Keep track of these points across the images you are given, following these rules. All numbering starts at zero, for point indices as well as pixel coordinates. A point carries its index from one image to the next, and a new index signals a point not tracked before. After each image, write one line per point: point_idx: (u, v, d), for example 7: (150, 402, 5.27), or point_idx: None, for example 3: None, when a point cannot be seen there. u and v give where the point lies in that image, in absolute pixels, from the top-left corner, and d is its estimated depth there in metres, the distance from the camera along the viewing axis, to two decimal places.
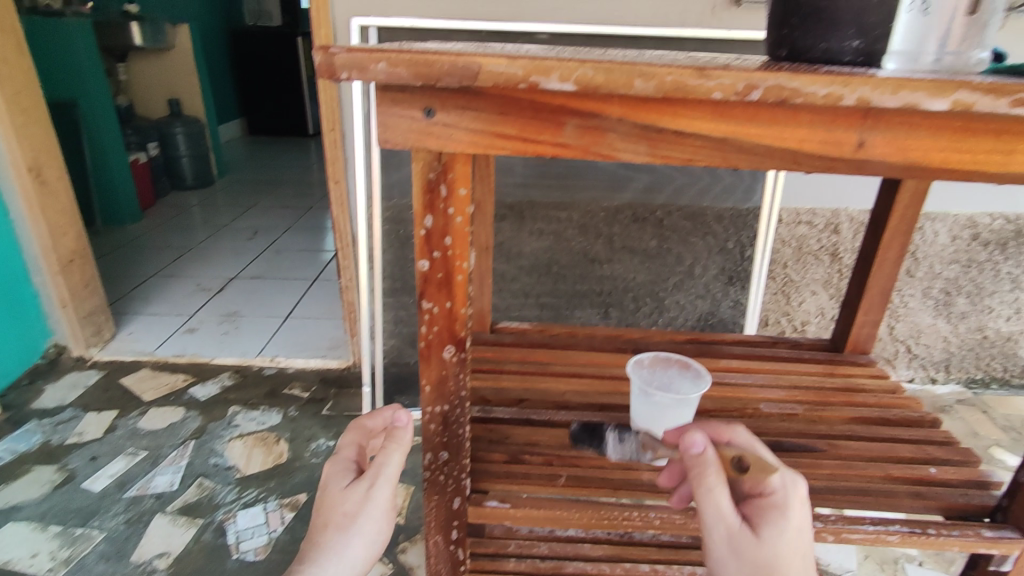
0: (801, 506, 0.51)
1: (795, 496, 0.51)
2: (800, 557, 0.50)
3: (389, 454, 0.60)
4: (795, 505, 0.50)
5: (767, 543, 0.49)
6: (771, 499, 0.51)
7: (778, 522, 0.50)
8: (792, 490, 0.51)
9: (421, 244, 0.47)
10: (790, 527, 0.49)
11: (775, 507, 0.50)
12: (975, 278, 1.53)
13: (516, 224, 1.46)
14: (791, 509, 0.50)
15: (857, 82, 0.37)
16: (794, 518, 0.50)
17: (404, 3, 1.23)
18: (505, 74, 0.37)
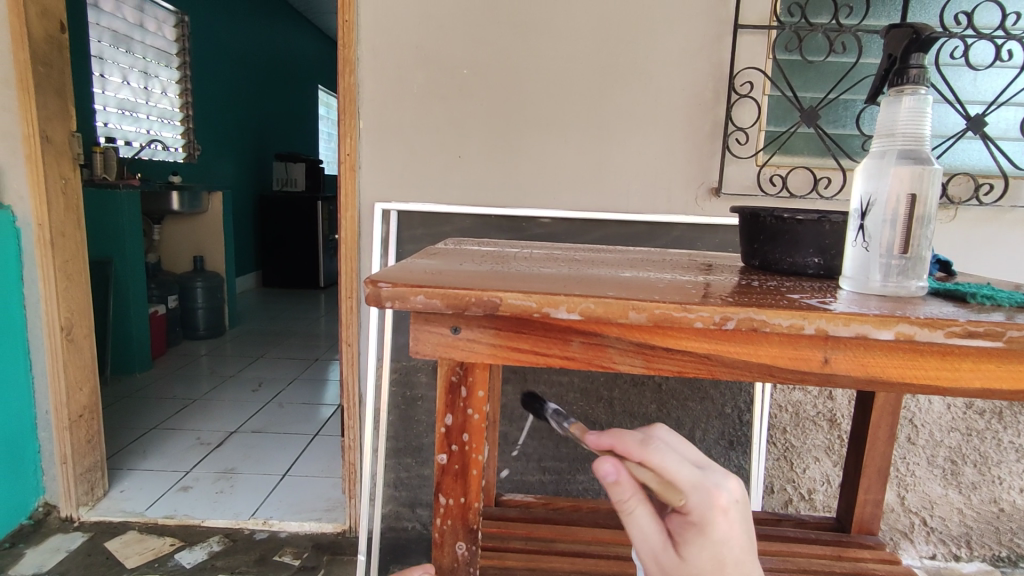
0: (730, 518, 0.43)
1: (717, 516, 0.43)
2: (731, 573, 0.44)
3: None
4: (718, 523, 0.43)
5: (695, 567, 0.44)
6: (691, 520, 0.44)
7: (702, 544, 0.44)
8: (713, 505, 0.43)
9: (440, 439, 0.52)
10: (712, 540, 0.43)
11: (694, 528, 0.44)
12: (978, 447, 1.54)
13: (519, 388, 1.51)
14: (714, 526, 0.43)
15: (813, 315, 0.44)
16: (720, 534, 0.43)
17: (421, 191, 1.40)
18: (523, 304, 0.44)
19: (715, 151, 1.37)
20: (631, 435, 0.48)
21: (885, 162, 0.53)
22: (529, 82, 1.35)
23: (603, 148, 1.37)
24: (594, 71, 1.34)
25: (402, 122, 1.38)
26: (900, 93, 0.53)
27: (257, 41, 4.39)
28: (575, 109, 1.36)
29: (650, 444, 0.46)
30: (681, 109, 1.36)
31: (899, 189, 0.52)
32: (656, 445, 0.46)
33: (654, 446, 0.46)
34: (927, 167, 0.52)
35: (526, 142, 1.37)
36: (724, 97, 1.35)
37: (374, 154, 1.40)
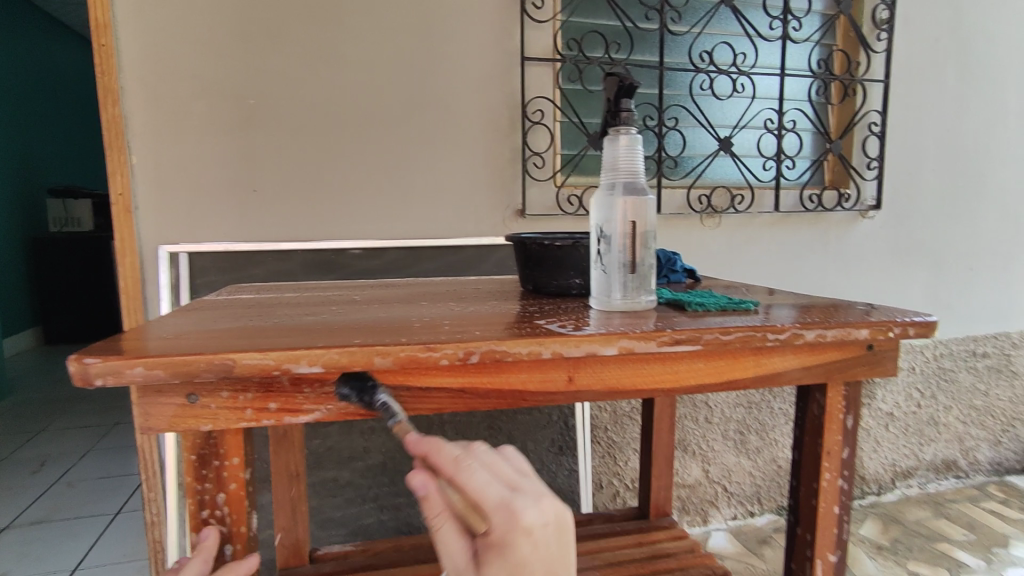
0: (532, 543, 0.39)
1: (514, 535, 0.39)
2: None
3: None
4: (516, 541, 0.39)
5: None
6: (492, 542, 0.40)
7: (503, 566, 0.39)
8: (513, 530, 0.39)
9: (194, 518, 0.47)
10: (510, 564, 0.39)
11: (494, 546, 0.40)
12: (757, 416, 1.81)
13: (346, 428, 1.44)
14: (515, 550, 0.39)
15: (548, 341, 0.48)
16: (523, 559, 0.39)
17: (215, 230, 1.28)
18: (259, 363, 0.42)
19: (515, 175, 1.45)
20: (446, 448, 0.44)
21: (612, 191, 0.60)
22: (327, 112, 1.31)
23: (409, 176, 1.38)
24: (394, 102, 1.34)
25: (186, 157, 1.25)
26: (618, 134, 0.60)
27: (8, 56, 3.71)
28: (377, 139, 1.34)
29: (457, 462, 0.42)
30: (479, 135, 1.41)
31: (623, 219, 0.59)
32: (465, 464, 0.42)
33: (464, 467, 0.42)
34: (642, 197, 0.60)
35: (329, 173, 1.32)
36: (518, 123, 1.44)
37: (152, 191, 1.24)
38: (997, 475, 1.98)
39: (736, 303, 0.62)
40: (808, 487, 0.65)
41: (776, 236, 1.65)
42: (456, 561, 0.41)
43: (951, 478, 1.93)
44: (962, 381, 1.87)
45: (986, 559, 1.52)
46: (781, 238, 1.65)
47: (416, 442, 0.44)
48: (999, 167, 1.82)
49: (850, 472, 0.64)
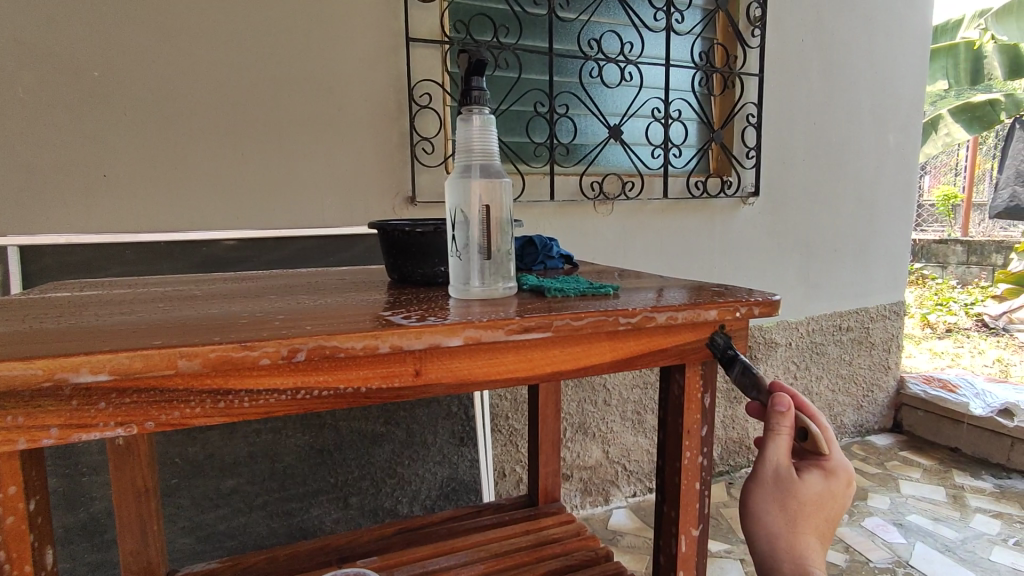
0: (845, 486, 0.54)
1: (843, 476, 0.54)
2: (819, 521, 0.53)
3: None
4: (840, 480, 0.53)
5: (809, 493, 0.52)
6: (824, 468, 0.54)
7: (824, 483, 0.53)
8: (843, 470, 0.54)
9: None
10: (825, 486, 0.53)
11: (824, 471, 0.54)
12: (652, 396, 1.88)
13: (226, 433, 1.33)
14: (836, 479, 0.54)
15: (385, 334, 0.44)
16: (832, 489, 0.53)
17: (54, 220, 1.13)
18: (22, 375, 0.35)
19: (404, 160, 1.39)
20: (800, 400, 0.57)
21: (466, 173, 0.57)
22: (188, 90, 1.18)
23: (287, 161, 1.28)
24: (265, 80, 1.24)
25: (11, 136, 1.08)
26: (470, 113, 0.57)
27: None
28: (248, 121, 1.24)
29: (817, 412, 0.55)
30: (363, 118, 1.34)
31: (476, 203, 0.57)
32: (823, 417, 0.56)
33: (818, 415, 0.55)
34: (498, 180, 0.57)
35: (193, 157, 1.21)
36: (405, 107, 1.38)
37: None
38: (860, 435, 2.19)
39: (596, 288, 0.62)
40: (672, 466, 0.66)
41: (665, 221, 1.71)
42: (781, 458, 0.52)
43: None
44: (831, 353, 2.04)
45: (849, 512, 1.68)
46: (670, 223, 1.71)
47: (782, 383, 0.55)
48: (859, 155, 1.99)
49: (709, 449, 0.66)
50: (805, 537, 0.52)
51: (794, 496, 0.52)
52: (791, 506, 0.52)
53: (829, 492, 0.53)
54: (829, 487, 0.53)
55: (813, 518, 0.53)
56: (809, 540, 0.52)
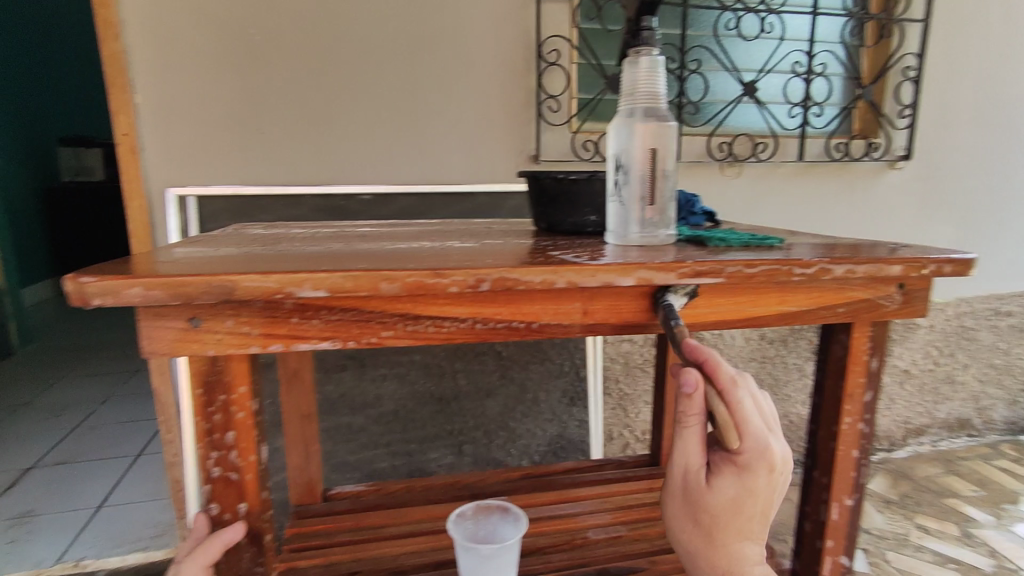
0: (771, 474, 0.45)
1: (762, 470, 0.45)
2: (741, 524, 0.47)
3: None
4: (757, 475, 0.45)
5: (718, 498, 0.46)
6: (739, 460, 0.45)
7: (734, 481, 0.46)
8: (765, 460, 0.44)
9: (203, 442, 0.48)
10: (744, 479, 0.45)
11: (735, 467, 0.46)
12: (771, 371, 1.80)
13: (358, 373, 1.43)
14: (754, 473, 0.45)
15: (563, 270, 0.46)
16: (755, 484, 0.45)
17: (223, 173, 1.26)
18: (260, 287, 0.41)
19: (529, 119, 1.39)
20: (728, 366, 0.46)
21: (632, 118, 0.56)
22: (334, 51, 1.26)
23: (421, 120, 1.33)
24: (403, 39, 1.29)
25: (189, 97, 1.21)
26: (638, 54, 0.56)
27: (23, 2, 3.68)
28: (387, 80, 1.30)
29: (736, 383, 0.45)
30: (492, 77, 1.35)
31: (641, 146, 0.56)
32: (741, 389, 0.45)
33: (741, 387, 0.45)
34: (665, 124, 0.56)
35: (338, 116, 1.29)
36: (533, 64, 1.37)
37: (158, 133, 1.22)
38: (1011, 433, 1.97)
39: (759, 240, 0.59)
40: (828, 430, 0.63)
41: (800, 185, 1.59)
42: (688, 456, 0.48)
43: (964, 436, 1.91)
44: (984, 340, 1.83)
45: (995, 514, 1.52)
46: (804, 187, 1.60)
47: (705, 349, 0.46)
48: None
49: (872, 416, 0.62)
50: (720, 542, 0.48)
51: (698, 500, 0.48)
52: (699, 512, 0.48)
53: (746, 494, 0.46)
54: (744, 485, 0.45)
55: (733, 523, 0.47)
56: (728, 544, 0.48)
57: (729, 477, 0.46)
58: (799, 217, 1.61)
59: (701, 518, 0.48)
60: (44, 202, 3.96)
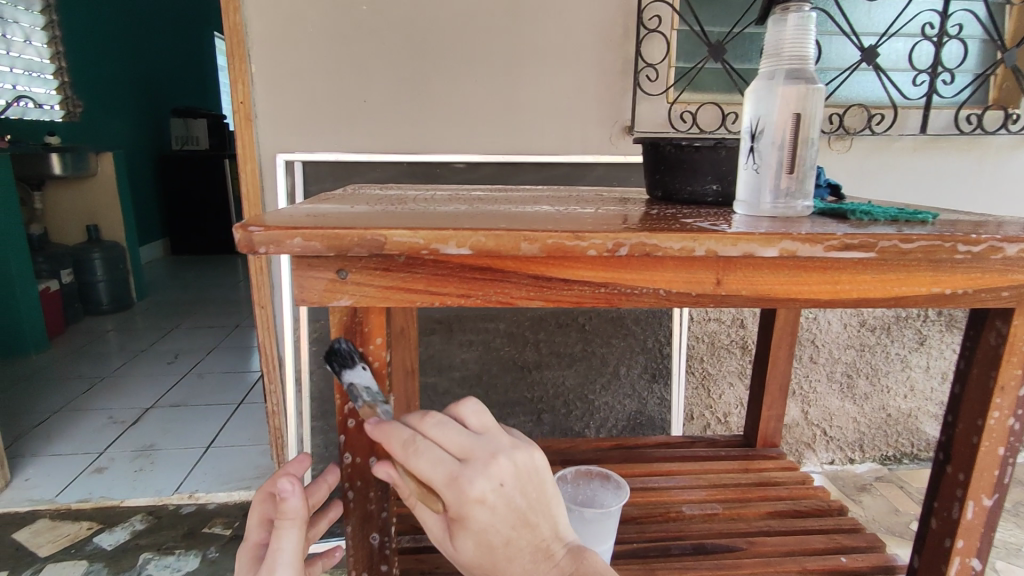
0: (486, 508, 0.41)
1: (469, 512, 0.41)
2: (506, 562, 0.43)
3: (280, 538, 0.52)
4: (471, 517, 0.41)
5: (465, 552, 0.44)
6: (453, 517, 0.42)
7: (463, 533, 0.43)
8: (465, 505, 0.41)
9: (341, 390, 0.50)
10: (473, 531, 0.42)
11: (455, 523, 0.43)
12: (870, 360, 1.69)
13: (446, 337, 1.45)
14: (470, 519, 0.42)
15: (703, 238, 0.45)
16: (484, 523, 0.42)
17: (328, 139, 1.30)
18: (409, 242, 0.42)
19: (627, 88, 1.34)
20: (398, 430, 0.44)
21: (774, 83, 0.54)
22: (434, 19, 1.26)
23: (518, 88, 1.32)
24: (502, 5, 1.27)
25: (299, 65, 1.26)
26: (787, 12, 0.54)
27: None
28: (485, 47, 1.29)
29: (409, 446, 0.43)
30: (591, 43, 1.31)
31: (784, 110, 0.53)
32: (413, 449, 0.42)
33: (415, 449, 0.43)
34: (811, 86, 0.53)
35: (436, 84, 1.30)
36: (634, 30, 1.32)
37: (270, 100, 1.27)
38: None
39: (909, 214, 0.54)
40: (970, 424, 0.60)
41: (918, 162, 1.46)
42: (430, 525, 0.46)
43: None
44: None
45: None
46: (922, 164, 1.47)
47: (374, 431, 0.45)
48: None
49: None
50: None
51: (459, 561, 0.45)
52: None
53: (479, 539, 0.42)
54: (475, 532, 0.42)
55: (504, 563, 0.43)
56: None
57: (461, 532, 0.43)
58: (922, 191, 1.49)
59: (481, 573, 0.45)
60: (156, 166, 4.29)
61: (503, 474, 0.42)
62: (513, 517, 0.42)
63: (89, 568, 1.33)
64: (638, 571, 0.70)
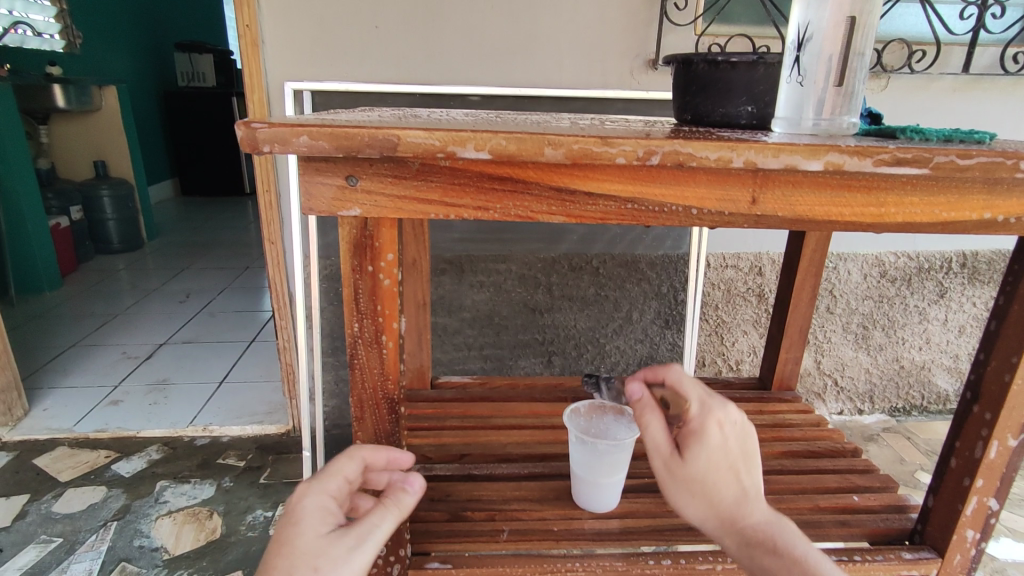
0: (722, 427, 0.51)
1: (714, 421, 0.51)
2: (727, 479, 0.50)
3: (382, 515, 0.48)
4: (713, 427, 0.51)
5: (694, 463, 0.50)
6: (693, 427, 0.51)
7: (700, 443, 0.50)
8: (710, 418, 0.51)
9: (351, 308, 0.48)
10: (709, 445, 0.50)
11: (695, 433, 0.51)
12: (887, 312, 1.65)
13: (456, 278, 1.42)
14: (710, 431, 0.50)
15: (742, 148, 0.41)
16: (715, 440, 0.50)
17: (338, 68, 1.25)
18: (424, 144, 0.39)
19: (653, 18, 1.26)
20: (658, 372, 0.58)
21: None
22: None
23: (538, 15, 1.25)
24: None
25: None
26: None
27: None
28: None
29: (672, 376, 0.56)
30: None
31: (837, 15, 0.50)
32: (674, 375, 0.56)
33: (674, 378, 0.55)
34: None
35: (451, 9, 1.23)
36: None
37: (276, 23, 1.21)
38: None
39: (965, 134, 0.50)
40: (1003, 362, 0.57)
41: (955, 104, 1.39)
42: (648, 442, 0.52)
43: None
44: None
45: None
46: (960, 107, 1.39)
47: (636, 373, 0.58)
48: None
49: None
50: (721, 503, 0.49)
51: (679, 473, 0.50)
52: (705, 503, 0.50)
53: (717, 444, 0.50)
54: (710, 440, 0.50)
55: (722, 478, 0.50)
56: (728, 501, 0.49)
57: (696, 438, 0.50)
58: None
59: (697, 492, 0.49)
60: (163, 104, 4.21)
61: (742, 423, 0.52)
62: (741, 440, 0.51)
63: (107, 493, 1.36)
64: (648, 504, 0.70)
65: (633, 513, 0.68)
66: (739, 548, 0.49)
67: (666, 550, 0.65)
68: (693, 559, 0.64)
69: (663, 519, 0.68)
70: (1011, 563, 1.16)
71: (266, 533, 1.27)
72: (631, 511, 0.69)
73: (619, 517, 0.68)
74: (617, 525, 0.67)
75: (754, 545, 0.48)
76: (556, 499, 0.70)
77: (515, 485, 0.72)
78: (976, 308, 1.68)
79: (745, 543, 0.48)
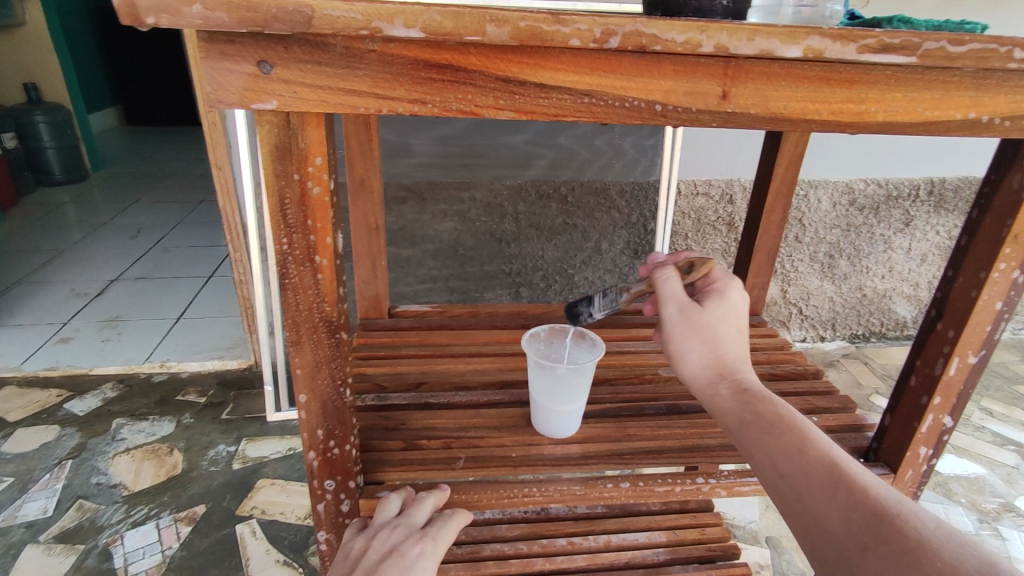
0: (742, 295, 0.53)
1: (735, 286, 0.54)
2: (734, 337, 0.52)
3: None
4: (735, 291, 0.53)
5: (712, 310, 0.51)
6: (718, 286, 0.53)
7: (721, 297, 0.52)
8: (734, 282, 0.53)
9: (276, 221, 0.43)
10: (731, 302, 0.52)
11: (717, 289, 0.53)
12: (854, 240, 1.65)
13: (418, 206, 1.34)
14: (732, 291, 0.53)
15: (713, 29, 0.36)
16: (733, 300, 0.52)
17: None
18: (343, 18, 0.33)
19: None
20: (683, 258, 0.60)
21: None
22: None
23: None
24: None
25: None
26: None
27: None
28: None
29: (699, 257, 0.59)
30: None
31: None
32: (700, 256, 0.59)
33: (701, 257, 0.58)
34: None
35: None
36: None
37: None
38: None
39: (956, 25, 0.45)
40: (971, 278, 0.56)
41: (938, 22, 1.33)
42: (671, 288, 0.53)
43: None
44: None
45: None
46: None
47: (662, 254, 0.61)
48: None
49: None
50: (726, 355, 0.51)
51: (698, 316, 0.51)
52: (710, 352, 0.51)
53: (736, 305, 0.52)
54: (730, 298, 0.52)
55: (731, 334, 0.52)
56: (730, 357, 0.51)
57: (716, 292, 0.53)
58: None
59: (703, 338, 0.51)
60: (99, 22, 3.86)
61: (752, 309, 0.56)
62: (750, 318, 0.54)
63: (60, 432, 1.32)
64: (609, 428, 0.69)
65: (593, 438, 0.67)
66: (735, 398, 0.48)
67: (624, 472, 0.64)
68: (651, 481, 0.63)
69: (623, 442, 0.67)
70: (953, 477, 1.21)
71: (228, 467, 1.25)
72: (591, 436, 0.67)
73: (580, 441, 0.66)
74: (576, 450, 0.65)
75: (753, 398, 0.48)
76: (515, 426, 0.68)
77: (473, 412, 0.70)
78: (939, 237, 1.69)
79: (744, 393, 0.48)
